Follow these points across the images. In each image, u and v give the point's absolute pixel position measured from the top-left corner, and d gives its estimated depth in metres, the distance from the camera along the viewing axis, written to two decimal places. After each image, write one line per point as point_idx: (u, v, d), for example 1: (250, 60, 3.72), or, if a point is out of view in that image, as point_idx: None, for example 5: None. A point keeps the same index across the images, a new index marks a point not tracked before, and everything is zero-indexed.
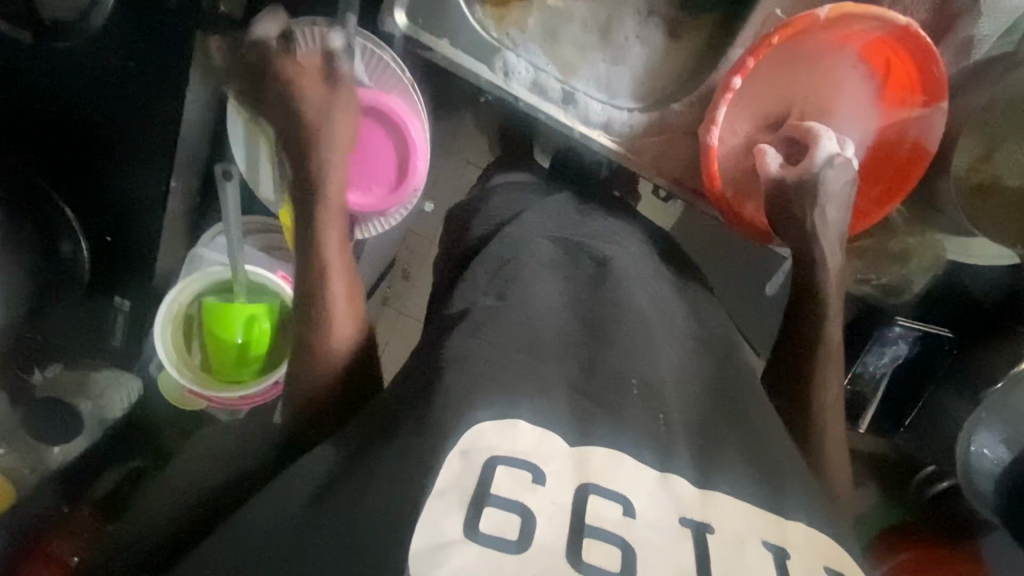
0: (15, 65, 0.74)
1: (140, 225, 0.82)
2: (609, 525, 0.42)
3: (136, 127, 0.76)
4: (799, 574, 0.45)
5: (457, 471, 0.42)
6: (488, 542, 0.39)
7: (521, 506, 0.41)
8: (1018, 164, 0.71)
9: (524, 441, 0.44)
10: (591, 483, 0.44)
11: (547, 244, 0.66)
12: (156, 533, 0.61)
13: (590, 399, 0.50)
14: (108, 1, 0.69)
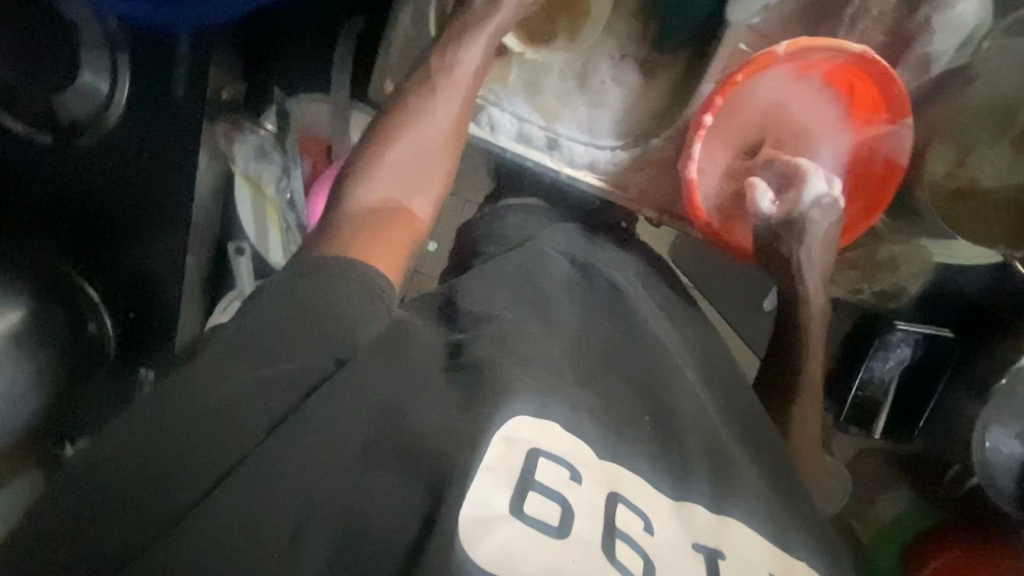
0: (39, 163, 0.80)
1: (161, 298, 0.86)
2: (632, 531, 0.49)
3: (154, 209, 0.81)
4: None
5: (502, 455, 0.48)
6: (531, 522, 0.46)
7: (561, 497, 0.48)
8: (993, 167, 0.74)
9: (564, 442, 0.51)
10: (620, 492, 0.51)
11: (560, 261, 0.69)
12: (221, 439, 0.46)
13: (611, 426, 0.55)
14: (122, 100, 0.75)
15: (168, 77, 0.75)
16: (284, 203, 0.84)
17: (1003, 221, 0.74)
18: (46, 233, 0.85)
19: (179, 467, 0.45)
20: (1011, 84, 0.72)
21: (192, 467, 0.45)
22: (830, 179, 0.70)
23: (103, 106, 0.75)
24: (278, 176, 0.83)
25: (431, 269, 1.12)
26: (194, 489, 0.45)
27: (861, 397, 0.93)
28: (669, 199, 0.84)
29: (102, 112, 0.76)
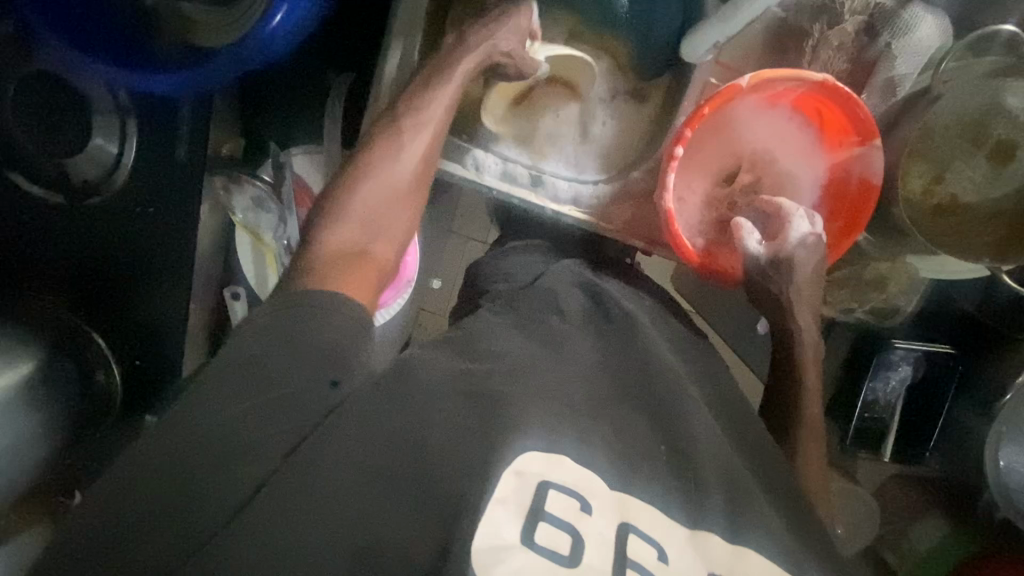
0: (50, 223, 0.84)
1: (167, 346, 0.90)
2: (645, 562, 0.48)
3: (159, 261, 0.85)
4: None
5: (512, 488, 0.48)
6: (542, 552, 0.46)
7: (572, 528, 0.48)
8: (972, 182, 0.75)
9: (575, 474, 0.50)
10: (632, 523, 0.50)
11: (572, 288, 0.72)
12: (219, 489, 0.46)
13: (616, 454, 0.54)
14: (130, 161, 0.81)
15: (172, 138, 0.80)
16: (281, 248, 0.87)
17: (992, 231, 0.74)
18: (55, 292, 0.89)
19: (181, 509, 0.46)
20: (981, 99, 0.72)
21: (202, 505, 0.46)
22: (811, 217, 0.72)
23: (113, 167, 0.81)
24: (274, 225, 0.87)
25: (436, 307, 1.14)
26: (208, 522, 0.46)
27: (871, 419, 0.90)
28: (654, 230, 0.86)
29: (112, 172, 0.81)
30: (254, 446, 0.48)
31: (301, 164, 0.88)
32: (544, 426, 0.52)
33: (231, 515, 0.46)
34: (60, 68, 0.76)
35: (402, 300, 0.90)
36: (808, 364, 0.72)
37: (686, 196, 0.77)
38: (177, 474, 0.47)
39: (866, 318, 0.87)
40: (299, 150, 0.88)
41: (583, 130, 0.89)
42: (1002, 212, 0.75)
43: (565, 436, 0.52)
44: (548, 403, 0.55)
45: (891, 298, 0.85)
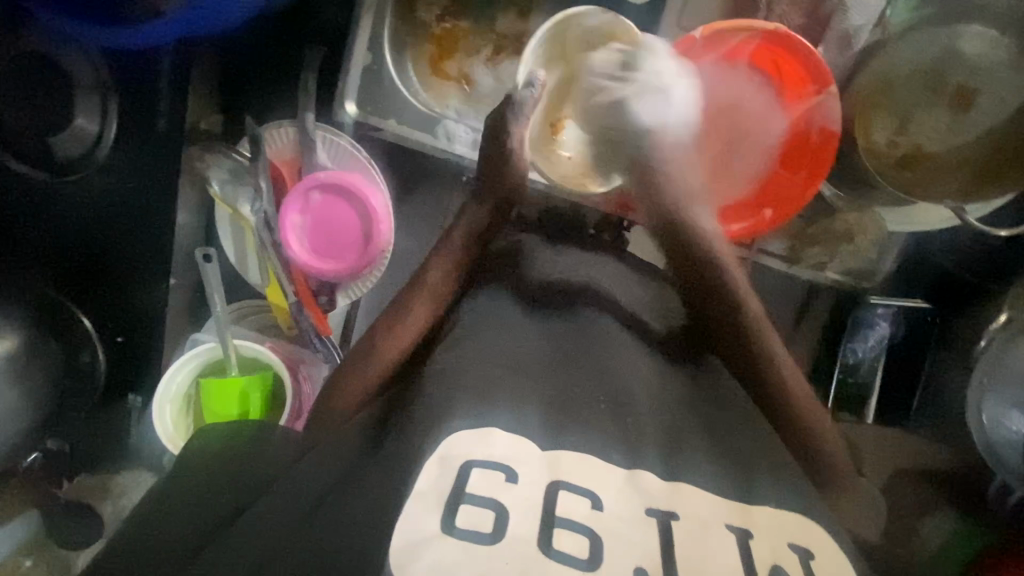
0: (34, 201, 0.87)
1: (150, 325, 0.92)
2: (579, 517, 0.47)
3: (141, 237, 0.88)
4: (762, 551, 0.49)
5: (435, 476, 0.47)
6: (464, 536, 0.44)
7: (494, 503, 0.46)
8: (936, 131, 0.75)
9: (501, 447, 0.49)
10: (563, 480, 0.48)
11: (532, 256, 0.72)
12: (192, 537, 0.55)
13: (562, 413, 0.54)
14: (110, 137, 0.83)
15: (150, 113, 0.83)
16: (258, 221, 0.87)
17: (955, 180, 0.74)
18: (39, 271, 0.90)
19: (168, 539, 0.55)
20: (934, 49, 0.72)
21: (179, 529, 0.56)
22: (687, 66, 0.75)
23: (93, 144, 0.83)
24: (251, 198, 0.88)
25: None
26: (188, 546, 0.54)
27: (853, 385, 0.90)
28: None
29: (92, 149, 0.83)
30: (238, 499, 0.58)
31: (276, 135, 0.89)
32: (469, 410, 0.52)
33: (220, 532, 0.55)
34: (46, 49, 0.79)
35: (380, 269, 0.91)
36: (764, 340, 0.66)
37: (647, 156, 0.81)
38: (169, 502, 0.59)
39: (842, 281, 0.86)
40: (274, 122, 0.89)
41: None
42: (969, 159, 0.74)
43: (497, 411, 0.52)
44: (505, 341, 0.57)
45: (862, 250, 0.84)
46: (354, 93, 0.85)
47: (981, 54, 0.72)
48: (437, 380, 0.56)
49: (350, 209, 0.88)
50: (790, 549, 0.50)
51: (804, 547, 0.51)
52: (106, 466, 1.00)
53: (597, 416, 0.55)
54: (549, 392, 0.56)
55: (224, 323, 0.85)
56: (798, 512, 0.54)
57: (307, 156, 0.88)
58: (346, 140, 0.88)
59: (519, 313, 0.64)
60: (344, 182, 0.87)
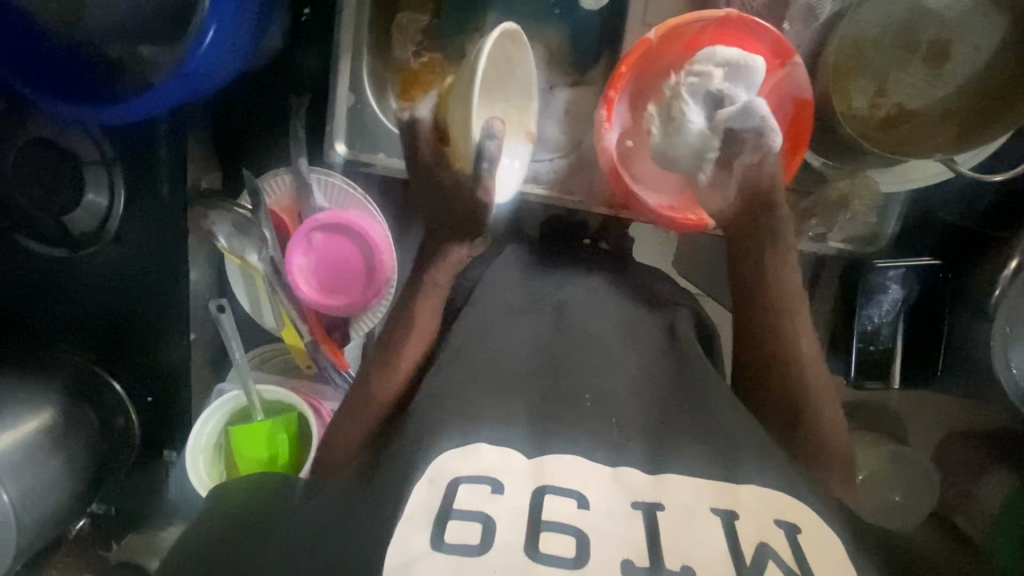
0: (57, 277, 0.92)
1: (176, 383, 0.96)
2: (564, 518, 0.48)
3: (154, 299, 0.92)
4: (749, 530, 0.48)
5: (424, 496, 0.49)
6: (452, 551, 0.45)
7: (483, 515, 0.47)
8: (917, 87, 0.75)
9: (487, 460, 0.51)
10: (548, 484, 0.50)
11: (516, 270, 0.75)
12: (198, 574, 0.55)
13: (547, 416, 0.57)
14: (121, 208, 0.88)
15: (154, 177, 0.87)
16: (267, 268, 0.91)
17: (943, 132, 0.74)
18: (72, 341, 0.95)
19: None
20: (905, 6, 0.72)
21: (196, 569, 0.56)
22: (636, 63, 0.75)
23: (105, 217, 0.88)
24: (257, 246, 0.91)
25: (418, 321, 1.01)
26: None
27: (876, 351, 0.89)
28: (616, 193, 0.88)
29: (104, 222, 0.88)
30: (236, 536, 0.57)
31: (274, 184, 0.92)
32: (457, 431, 0.54)
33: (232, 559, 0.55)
34: (55, 134, 0.83)
35: (388, 299, 0.93)
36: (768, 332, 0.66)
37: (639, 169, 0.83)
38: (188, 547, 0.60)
39: (846, 248, 0.87)
40: (271, 172, 0.93)
41: (545, 103, 0.90)
42: (951, 109, 0.74)
43: (478, 428, 0.54)
44: (486, 382, 0.60)
45: (860, 217, 0.84)
46: (342, 133, 0.89)
47: (949, 6, 0.72)
48: (425, 404, 0.59)
49: (354, 245, 0.91)
50: (776, 525, 0.49)
51: (791, 522, 0.50)
52: (150, 524, 0.99)
53: (575, 419, 0.57)
54: (535, 403, 0.58)
55: (246, 370, 0.87)
56: (787, 490, 0.52)
57: (305, 201, 0.92)
58: (339, 179, 0.91)
59: (508, 330, 0.66)
60: (343, 220, 0.90)
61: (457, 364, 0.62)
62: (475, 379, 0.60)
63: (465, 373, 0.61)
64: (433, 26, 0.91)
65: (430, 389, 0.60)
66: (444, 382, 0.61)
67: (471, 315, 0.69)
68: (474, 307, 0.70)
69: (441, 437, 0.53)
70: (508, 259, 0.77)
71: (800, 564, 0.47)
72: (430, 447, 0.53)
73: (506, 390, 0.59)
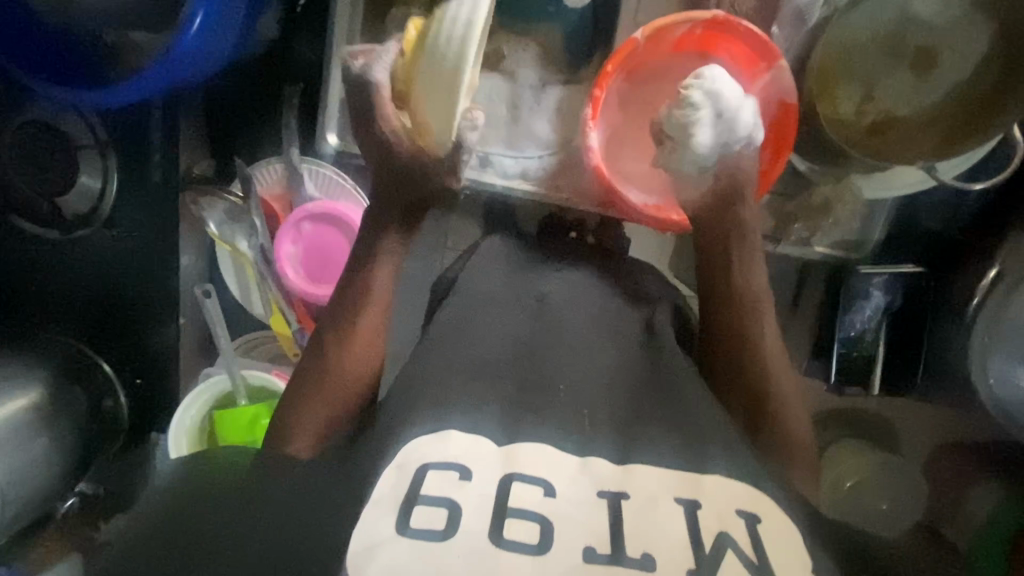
0: (49, 259, 0.93)
1: (165, 367, 0.98)
2: (531, 505, 0.49)
3: (144, 283, 0.93)
4: (709, 520, 0.50)
5: (392, 482, 0.50)
6: (417, 535, 0.47)
7: (449, 501, 0.49)
8: (903, 95, 0.75)
9: (456, 447, 0.52)
10: (516, 471, 0.51)
11: (503, 262, 0.76)
12: None
13: (520, 405, 0.58)
14: (112, 192, 0.88)
15: (145, 163, 0.88)
16: (257, 255, 0.93)
17: (928, 139, 0.74)
18: (63, 322, 0.96)
19: None
20: (892, 12, 0.73)
21: None
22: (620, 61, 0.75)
23: (99, 201, 0.89)
24: (247, 234, 0.93)
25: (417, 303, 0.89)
26: None
27: (859, 356, 0.89)
28: None
29: (98, 205, 0.89)
30: None
31: (265, 173, 0.93)
32: (431, 417, 0.55)
33: None
34: (51, 117, 0.85)
35: None
36: (749, 335, 0.66)
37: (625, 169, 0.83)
38: None
39: (830, 253, 0.87)
40: (263, 161, 0.94)
41: (534, 97, 0.90)
42: (938, 116, 0.74)
43: (450, 418, 0.55)
44: (460, 373, 0.60)
45: (843, 222, 0.85)
46: (332, 124, 0.90)
47: (936, 15, 0.72)
48: (402, 392, 0.60)
49: (341, 236, 0.92)
50: (737, 515, 0.51)
51: (750, 512, 0.51)
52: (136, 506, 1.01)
53: (549, 407, 0.57)
54: (509, 393, 0.59)
55: (231, 356, 0.89)
56: (749, 483, 0.54)
57: (296, 189, 0.93)
58: (329, 169, 0.92)
59: (486, 319, 0.67)
60: (332, 210, 0.90)
61: (432, 353, 0.63)
62: (447, 369, 0.61)
63: (441, 361, 0.62)
64: None
65: (404, 380, 0.62)
66: (421, 371, 0.62)
67: (452, 306, 0.69)
68: (456, 298, 0.70)
69: (411, 425, 0.54)
70: (499, 251, 0.77)
71: (757, 555, 0.49)
72: (401, 434, 0.54)
73: (480, 381, 0.60)
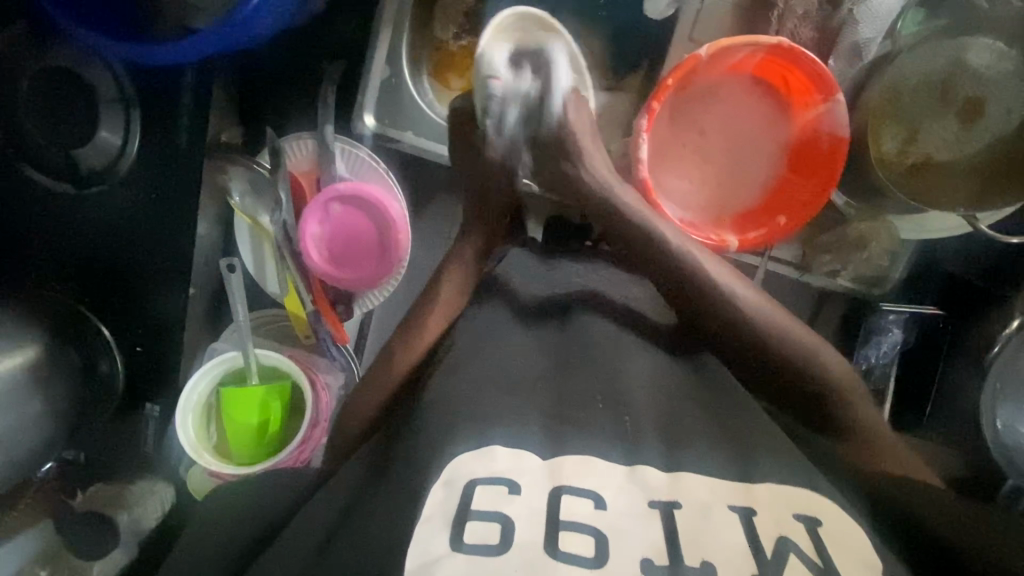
0: (54, 213, 0.87)
1: (170, 338, 0.93)
2: (583, 518, 0.49)
3: (156, 248, 0.89)
4: (766, 522, 0.51)
5: (441, 499, 0.50)
6: (472, 551, 0.47)
7: (500, 515, 0.48)
8: (946, 141, 0.76)
9: (501, 462, 0.52)
10: (564, 485, 0.51)
11: (528, 262, 0.76)
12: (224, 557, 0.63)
13: (563, 422, 0.57)
14: (134, 150, 0.85)
15: (174, 127, 0.84)
16: (278, 232, 0.89)
17: (966, 187, 0.75)
18: (64, 281, 0.90)
19: (218, 550, 0.63)
20: (947, 58, 0.74)
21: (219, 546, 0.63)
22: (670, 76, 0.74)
23: (117, 156, 0.84)
24: (271, 209, 0.90)
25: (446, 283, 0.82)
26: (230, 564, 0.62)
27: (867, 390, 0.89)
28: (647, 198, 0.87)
29: (116, 161, 0.85)
30: (251, 538, 0.63)
31: (296, 147, 0.91)
32: (472, 433, 0.55)
33: (251, 548, 0.63)
34: (74, 65, 0.81)
35: (397, 278, 0.92)
36: (772, 327, 0.70)
37: (670, 186, 0.83)
38: (209, 527, 0.65)
39: (853, 286, 0.89)
40: (294, 135, 0.91)
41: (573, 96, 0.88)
42: (976, 167, 0.75)
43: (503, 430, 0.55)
44: (496, 388, 0.60)
45: (875, 258, 0.87)
46: (373, 105, 0.87)
47: (989, 67, 0.73)
48: (446, 399, 0.59)
49: (370, 220, 0.90)
50: (793, 517, 0.52)
51: (809, 515, 0.53)
52: (122, 476, 0.99)
53: (591, 419, 0.57)
54: (545, 404, 0.59)
55: (247, 334, 0.85)
56: (801, 485, 0.55)
57: (325, 168, 0.90)
58: (364, 152, 0.90)
59: (518, 326, 0.69)
60: (363, 192, 0.88)
61: (469, 358, 0.64)
62: (483, 380, 0.61)
63: (477, 369, 0.62)
64: (475, 9, 0.90)
65: (447, 386, 0.61)
66: (464, 376, 0.62)
67: (483, 313, 0.71)
68: (484, 309, 0.71)
69: (464, 434, 0.54)
70: (526, 257, 0.77)
71: (821, 557, 0.50)
72: (444, 449, 0.54)
73: (513, 391, 0.60)
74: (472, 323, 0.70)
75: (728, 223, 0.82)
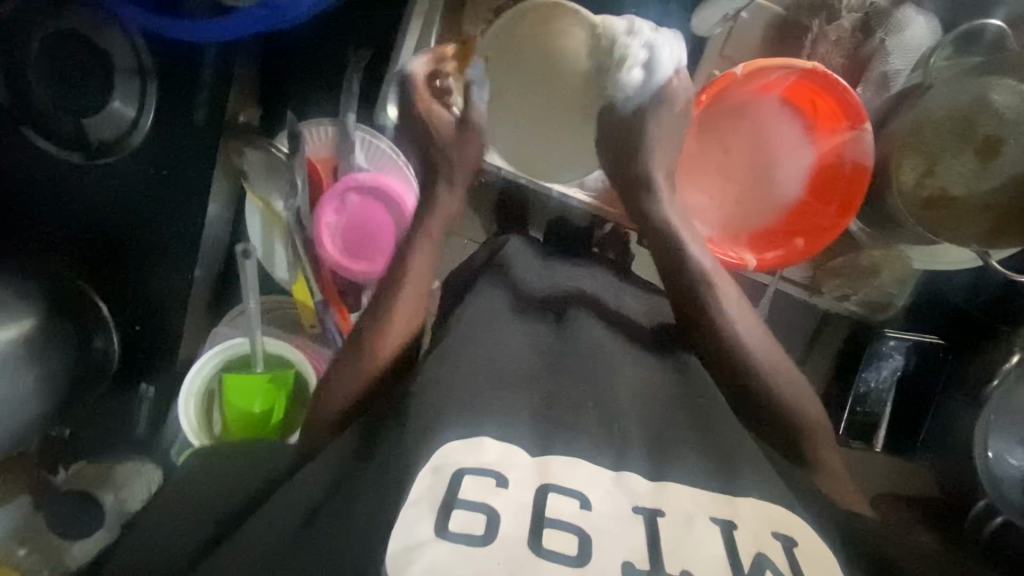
0: (55, 180, 0.83)
1: (168, 319, 0.89)
2: (567, 516, 0.48)
3: (161, 224, 0.85)
4: (745, 540, 0.50)
5: (427, 486, 0.48)
6: (457, 540, 0.46)
7: (486, 507, 0.48)
8: (963, 175, 0.77)
9: (490, 454, 0.51)
10: (552, 482, 0.50)
11: (527, 260, 0.76)
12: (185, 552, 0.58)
13: (550, 422, 0.56)
14: (148, 122, 0.81)
15: (192, 96, 0.82)
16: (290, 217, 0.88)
17: (978, 224, 0.77)
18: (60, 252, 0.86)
19: (182, 534, 0.60)
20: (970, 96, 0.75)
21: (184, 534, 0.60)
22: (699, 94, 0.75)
23: (129, 129, 0.81)
24: (286, 194, 0.89)
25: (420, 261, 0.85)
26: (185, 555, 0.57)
27: (862, 413, 0.92)
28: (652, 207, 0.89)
29: (128, 134, 0.81)
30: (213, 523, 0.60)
31: (314, 133, 0.90)
32: (461, 417, 0.54)
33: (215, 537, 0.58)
34: (93, 25, 0.78)
35: None
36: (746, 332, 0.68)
37: (690, 200, 0.83)
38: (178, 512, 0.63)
39: (858, 311, 0.91)
40: (314, 119, 0.90)
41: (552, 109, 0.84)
42: (991, 205, 0.77)
43: (515, 435, 0.53)
44: (492, 386, 0.58)
45: (885, 286, 0.89)
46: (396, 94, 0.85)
47: (1011, 107, 0.73)
48: (433, 387, 0.57)
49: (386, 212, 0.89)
50: (773, 536, 0.51)
51: (786, 534, 0.52)
52: (110, 455, 0.95)
53: (585, 421, 0.57)
54: (537, 404, 0.58)
55: (255, 321, 0.84)
56: (775, 500, 0.54)
57: (344, 156, 0.89)
58: (384, 142, 0.90)
59: (510, 322, 0.67)
60: (380, 183, 0.87)
61: (459, 348, 0.62)
62: (480, 374, 0.59)
63: (472, 361, 0.60)
64: None
65: (440, 373, 0.58)
66: (457, 368, 0.59)
67: (467, 309, 0.68)
68: (469, 299, 0.69)
69: (476, 431, 0.53)
70: (529, 256, 0.76)
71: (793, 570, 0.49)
72: (431, 437, 0.52)
73: (507, 386, 0.59)
74: (461, 315, 0.67)
75: (744, 242, 0.83)
